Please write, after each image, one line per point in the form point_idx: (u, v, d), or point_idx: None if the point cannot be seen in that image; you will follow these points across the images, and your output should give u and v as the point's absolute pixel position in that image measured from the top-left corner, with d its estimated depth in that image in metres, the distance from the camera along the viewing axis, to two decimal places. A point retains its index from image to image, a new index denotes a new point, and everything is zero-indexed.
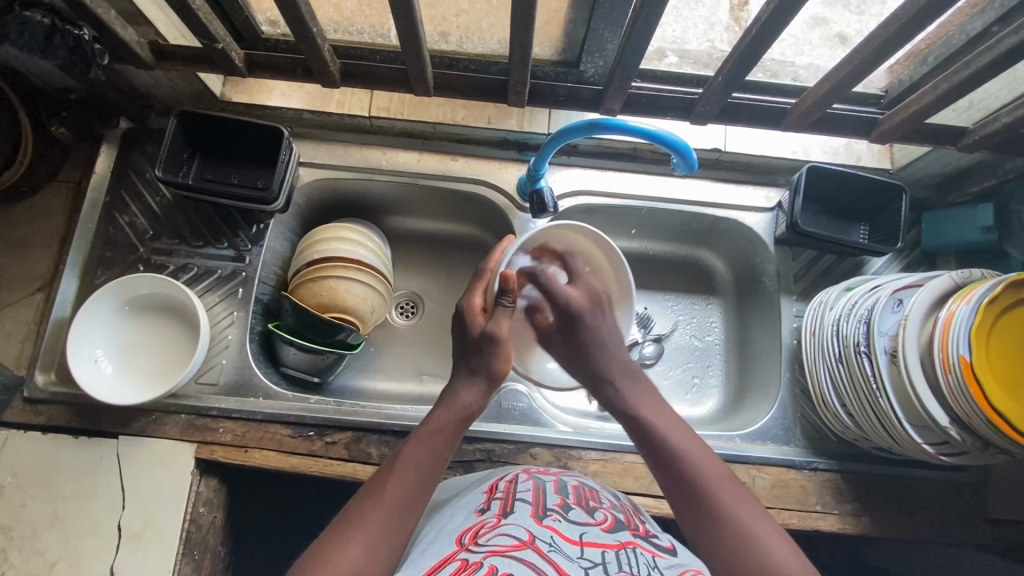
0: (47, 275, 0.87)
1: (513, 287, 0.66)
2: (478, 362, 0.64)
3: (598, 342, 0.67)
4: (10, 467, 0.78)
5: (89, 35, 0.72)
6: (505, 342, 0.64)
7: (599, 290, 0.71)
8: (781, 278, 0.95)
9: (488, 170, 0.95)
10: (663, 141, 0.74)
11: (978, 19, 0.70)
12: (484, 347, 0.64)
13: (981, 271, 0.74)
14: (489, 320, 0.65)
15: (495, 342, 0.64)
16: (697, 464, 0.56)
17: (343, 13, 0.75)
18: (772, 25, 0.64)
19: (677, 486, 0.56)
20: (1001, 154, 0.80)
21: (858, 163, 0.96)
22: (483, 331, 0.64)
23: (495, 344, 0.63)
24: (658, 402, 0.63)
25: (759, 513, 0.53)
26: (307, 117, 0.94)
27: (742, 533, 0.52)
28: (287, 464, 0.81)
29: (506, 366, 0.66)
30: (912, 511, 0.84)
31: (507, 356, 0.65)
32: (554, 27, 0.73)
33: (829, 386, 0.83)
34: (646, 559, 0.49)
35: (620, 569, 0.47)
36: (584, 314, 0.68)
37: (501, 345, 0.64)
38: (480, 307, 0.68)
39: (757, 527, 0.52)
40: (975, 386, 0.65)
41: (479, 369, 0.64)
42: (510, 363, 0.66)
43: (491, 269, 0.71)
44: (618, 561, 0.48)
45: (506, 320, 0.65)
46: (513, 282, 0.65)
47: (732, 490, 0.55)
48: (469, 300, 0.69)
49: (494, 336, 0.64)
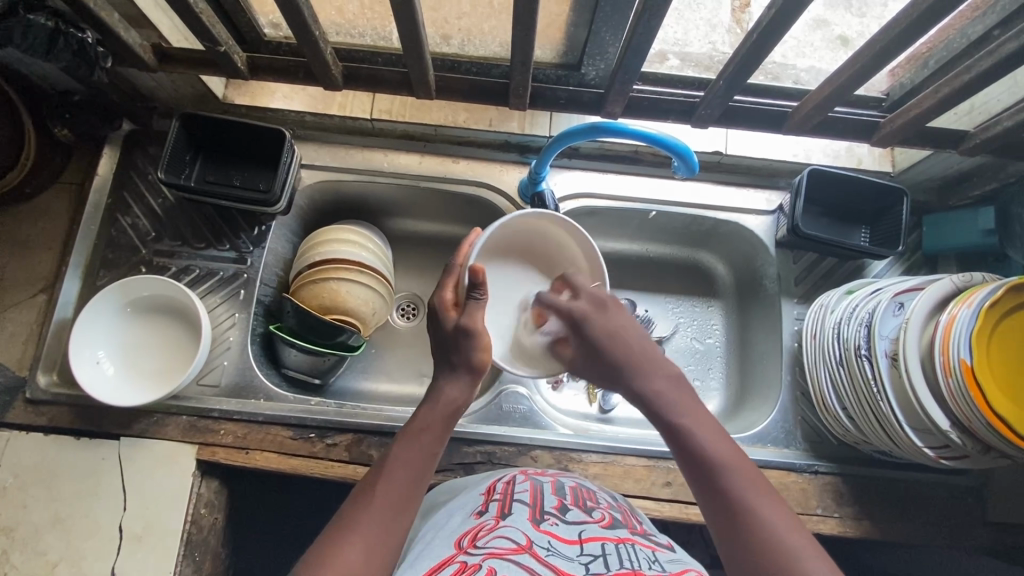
0: (49, 276, 0.88)
1: (483, 280, 0.64)
2: (458, 356, 0.64)
3: (615, 343, 0.64)
4: (12, 468, 0.78)
5: (92, 38, 0.72)
6: (481, 334, 0.63)
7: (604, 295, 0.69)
8: (782, 281, 0.95)
9: (489, 172, 0.95)
10: (665, 145, 0.74)
11: (980, 23, 0.70)
12: (460, 341, 0.63)
13: (981, 275, 0.74)
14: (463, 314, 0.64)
15: (472, 335, 0.63)
16: (731, 471, 0.54)
17: (344, 16, 0.75)
18: (773, 29, 0.64)
19: (709, 492, 0.54)
20: (1003, 158, 0.80)
21: (858, 166, 0.96)
22: (458, 326, 0.63)
23: (471, 337, 0.62)
24: (690, 402, 0.60)
25: (791, 522, 0.51)
26: (309, 119, 0.94)
27: (773, 543, 0.49)
28: (288, 465, 0.81)
29: (487, 357, 0.65)
30: (913, 515, 0.84)
31: (487, 347, 0.63)
32: (555, 29, 0.74)
33: (829, 389, 0.82)
34: (646, 552, 0.50)
35: (621, 561, 0.47)
36: (591, 318, 0.66)
37: (477, 338, 0.63)
38: (452, 301, 0.67)
39: (790, 537, 0.50)
40: (975, 390, 0.65)
41: (460, 363, 0.64)
42: (490, 355, 0.65)
43: (461, 264, 0.70)
44: (618, 553, 0.48)
45: (480, 313, 0.64)
46: (484, 275, 0.63)
47: (765, 497, 0.52)
48: (441, 296, 0.68)
49: (469, 330, 0.63)
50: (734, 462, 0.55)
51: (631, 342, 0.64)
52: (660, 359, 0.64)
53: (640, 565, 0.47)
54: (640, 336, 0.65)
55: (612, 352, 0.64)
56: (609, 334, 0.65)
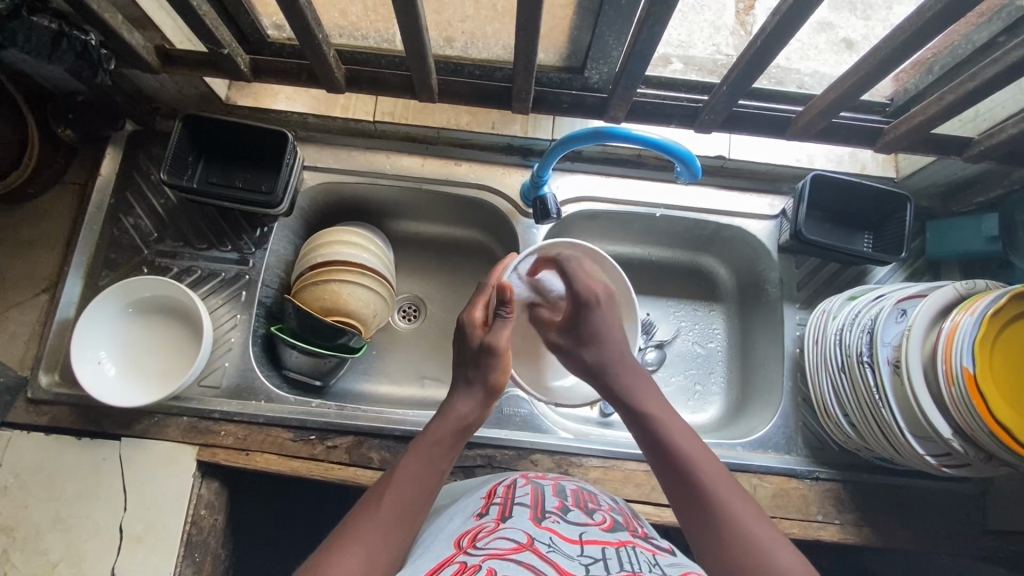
0: (52, 276, 0.88)
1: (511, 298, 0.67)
2: (476, 374, 0.65)
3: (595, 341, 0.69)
4: (13, 468, 0.79)
5: (96, 40, 0.72)
6: (502, 354, 0.65)
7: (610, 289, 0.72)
8: (785, 286, 0.95)
9: (491, 175, 0.95)
10: (668, 150, 0.74)
11: (986, 29, 0.70)
12: (482, 359, 0.65)
13: (985, 282, 0.74)
14: (490, 332, 0.66)
15: (493, 354, 0.65)
16: (699, 467, 0.57)
17: (348, 18, 0.75)
18: (777, 35, 0.64)
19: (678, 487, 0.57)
20: (1007, 165, 0.80)
21: (862, 171, 0.96)
22: (482, 343, 0.66)
23: (493, 358, 0.64)
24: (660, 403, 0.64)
25: (757, 515, 0.54)
26: (312, 121, 0.94)
27: (741, 533, 0.52)
28: (288, 467, 0.81)
29: (504, 377, 0.66)
30: (914, 522, 0.84)
31: (506, 368, 0.65)
32: (559, 33, 0.73)
33: (831, 395, 0.82)
34: (647, 556, 0.49)
35: (622, 565, 0.47)
36: (600, 305, 0.70)
37: (498, 357, 0.65)
38: (481, 320, 0.69)
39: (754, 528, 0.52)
40: (978, 399, 0.64)
41: (476, 379, 0.65)
42: (508, 375, 0.66)
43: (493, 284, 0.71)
44: (619, 557, 0.48)
45: (505, 331, 0.66)
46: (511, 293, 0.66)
47: (732, 491, 0.55)
48: (470, 314, 0.70)
49: (493, 349, 0.65)
50: (703, 460, 0.58)
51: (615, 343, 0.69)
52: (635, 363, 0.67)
53: (640, 568, 0.47)
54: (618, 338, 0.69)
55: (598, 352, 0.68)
56: (606, 328, 0.69)
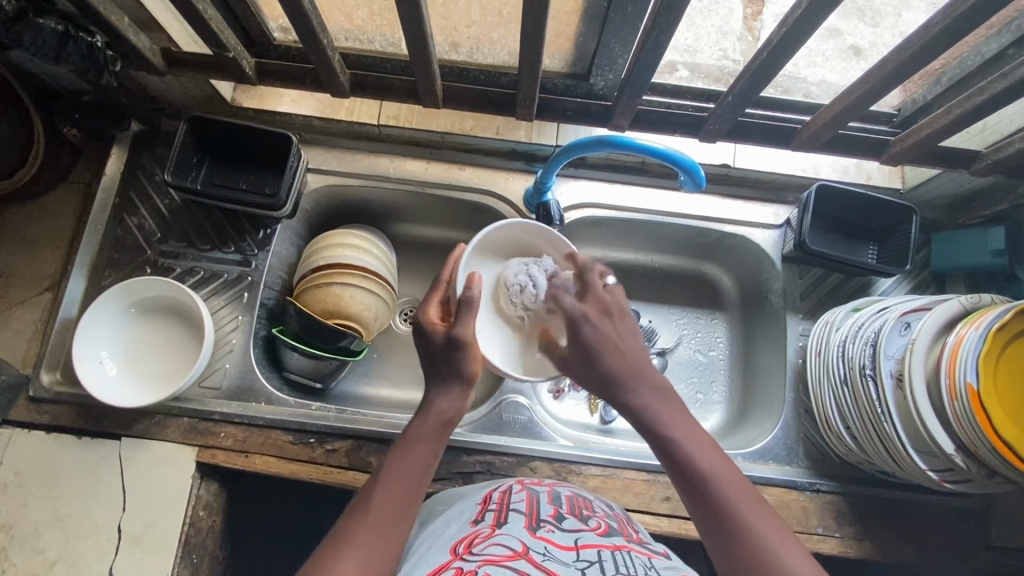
0: (55, 275, 0.88)
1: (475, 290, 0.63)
2: (450, 369, 0.61)
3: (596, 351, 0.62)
4: (13, 465, 0.79)
5: (101, 42, 0.73)
6: (473, 343, 0.61)
7: (611, 301, 0.65)
8: (788, 296, 0.94)
9: (495, 180, 0.95)
10: (673, 159, 0.74)
11: (995, 41, 0.69)
12: (453, 353, 0.61)
13: (990, 297, 0.74)
14: (455, 324, 0.62)
15: (465, 347, 0.61)
16: (725, 484, 0.54)
17: (354, 22, 0.75)
18: (783, 47, 0.64)
19: (706, 506, 0.54)
20: (1014, 180, 0.80)
21: (867, 182, 0.95)
22: (449, 336, 0.61)
23: (465, 349, 0.60)
24: (676, 408, 0.60)
25: (788, 539, 0.52)
26: (317, 123, 0.93)
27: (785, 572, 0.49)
28: (286, 470, 0.81)
29: (478, 366, 0.62)
30: (914, 536, 0.83)
31: (479, 356, 0.62)
32: (564, 40, 0.73)
33: (833, 408, 0.82)
34: (642, 560, 0.49)
35: (617, 568, 0.47)
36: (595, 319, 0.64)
37: (470, 348, 0.61)
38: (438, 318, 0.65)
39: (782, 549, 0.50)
40: (981, 414, 0.64)
41: (450, 373, 0.61)
42: (482, 362, 0.62)
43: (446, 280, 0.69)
44: (615, 560, 0.48)
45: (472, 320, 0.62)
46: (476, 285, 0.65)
47: (754, 503, 0.54)
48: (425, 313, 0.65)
49: (462, 341, 0.61)
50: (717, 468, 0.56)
51: (624, 352, 0.62)
52: (649, 367, 0.62)
53: (635, 572, 0.47)
54: (629, 349, 0.62)
55: (596, 360, 0.62)
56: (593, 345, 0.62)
